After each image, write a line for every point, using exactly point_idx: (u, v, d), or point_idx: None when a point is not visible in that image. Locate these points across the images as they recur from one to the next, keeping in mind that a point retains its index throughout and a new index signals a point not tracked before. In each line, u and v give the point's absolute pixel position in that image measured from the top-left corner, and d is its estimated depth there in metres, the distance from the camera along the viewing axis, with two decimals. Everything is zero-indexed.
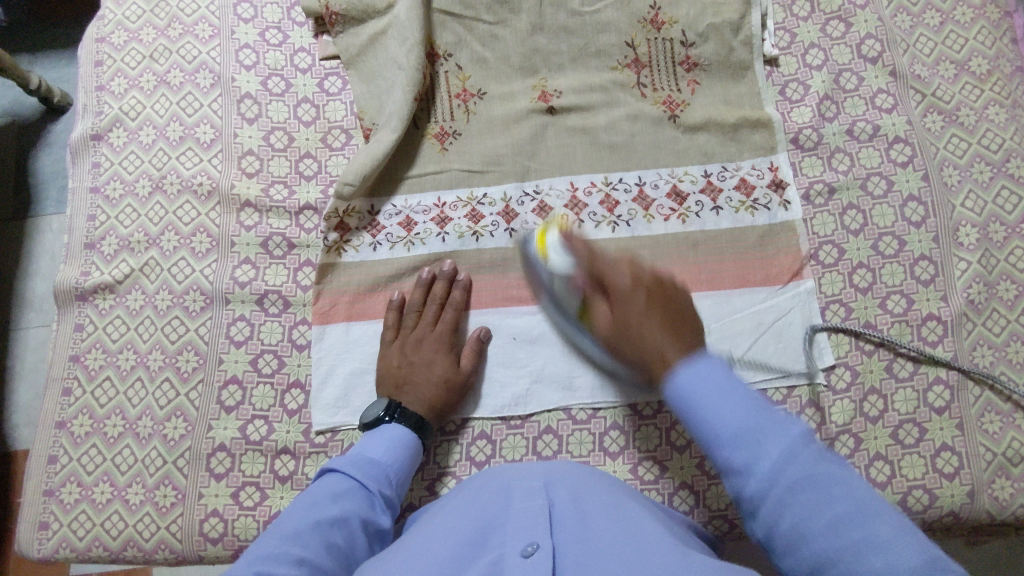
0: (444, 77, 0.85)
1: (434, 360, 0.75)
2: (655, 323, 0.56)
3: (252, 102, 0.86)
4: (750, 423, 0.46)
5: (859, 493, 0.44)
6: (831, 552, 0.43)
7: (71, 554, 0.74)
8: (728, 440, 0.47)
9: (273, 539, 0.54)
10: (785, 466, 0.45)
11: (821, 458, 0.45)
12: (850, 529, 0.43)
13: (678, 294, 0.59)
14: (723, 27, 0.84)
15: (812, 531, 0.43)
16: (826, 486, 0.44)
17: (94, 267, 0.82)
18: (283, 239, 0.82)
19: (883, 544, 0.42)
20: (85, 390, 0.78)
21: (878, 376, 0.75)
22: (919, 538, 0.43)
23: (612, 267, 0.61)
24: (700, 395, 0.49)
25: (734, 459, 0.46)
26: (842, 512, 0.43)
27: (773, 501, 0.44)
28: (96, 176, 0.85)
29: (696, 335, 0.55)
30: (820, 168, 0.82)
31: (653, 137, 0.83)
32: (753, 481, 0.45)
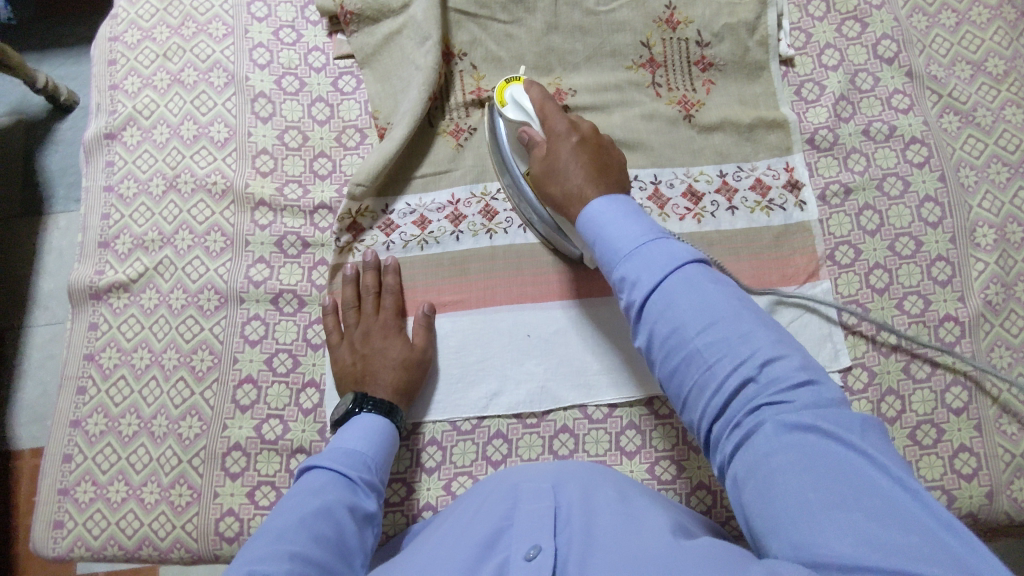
0: (459, 76, 0.85)
1: (386, 344, 0.74)
2: (585, 160, 0.69)
3: (266, 101, 0.86)
4: (646, 246, 0.57)
5: (732, 306, 0.53)
6: (721, 355, 0.51)
7: (86, 553, 0.73)
8: (622, 255, 0.58)
9: (261, 541, 0.53)
10: (674, 282, 0.54)
11: (704, 275, 0.55)
12: (725, 334, 0.52)
13: (608, 155, 0.72)
14: (739, 27, 0.84)
15: (686, 330, 0.53)
16: (704, 294, 0.54)
17: (109, 265, 0.82)
18: (298, 238, 0.82)
19: (751, 349, 0.51)
20: (100, 389, 0.78)
21: (895, 377, 0.74)
22: (773, 339, 0.52)
23: (555, 115, 0.72)
24: (608, 226, 0.60)
25: (628, 273, 0.57)
26: (722, 325, 0.52)
27: (653, 307, 0.55)
28: (110, 174, 0.85)
29: (615, 180, 0.69)
30: (837, 168, 0.82)
31: (668, 136, 0.83)
32: (639, 290, 0.55)
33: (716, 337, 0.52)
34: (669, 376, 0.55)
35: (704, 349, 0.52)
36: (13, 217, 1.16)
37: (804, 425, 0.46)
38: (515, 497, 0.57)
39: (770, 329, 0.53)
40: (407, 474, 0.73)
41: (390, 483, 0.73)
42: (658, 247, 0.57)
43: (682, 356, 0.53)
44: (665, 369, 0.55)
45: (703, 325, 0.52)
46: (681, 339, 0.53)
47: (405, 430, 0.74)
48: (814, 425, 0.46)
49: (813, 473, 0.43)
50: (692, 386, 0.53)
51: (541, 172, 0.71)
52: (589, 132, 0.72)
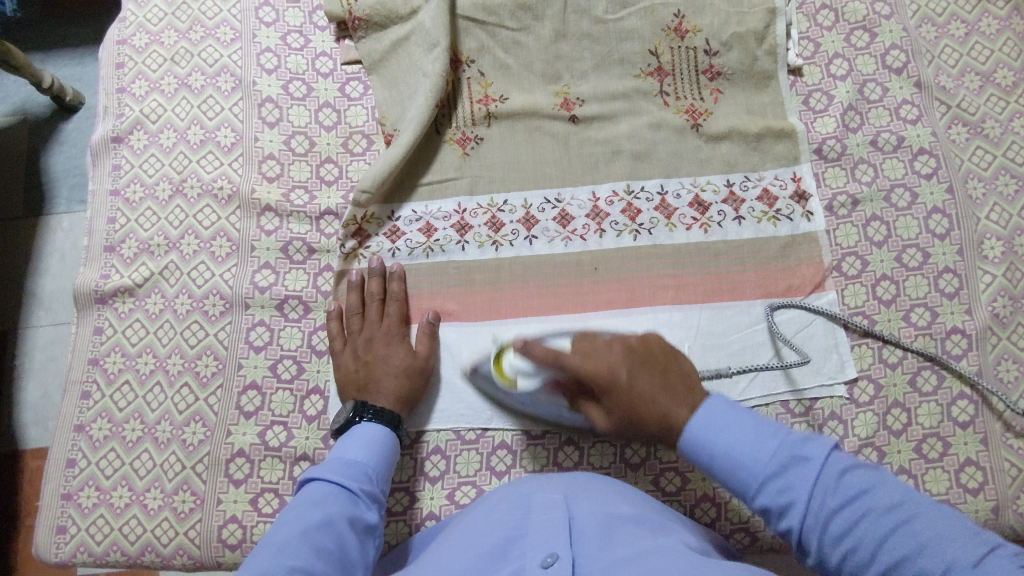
0: (466, 83, 0.85)
1: (390, 352, 0.73)
2: (653, 386, 0.59)
3: (274, 106, 0.86)
4: (779, 460, 0.50)
5: (888, 493, 0.48)
6: (916, 566, 0.44)
7: (89, 558, 0.73)
8: (761, 481, 0.50)
9: (262, 556, 0.52)
10: (822, 488, 0.48)
11: (849, 472, 0.49)
12: (902, 538, 0.45)
13: (656, 355, 0.62)
14: (747, 36, 0.84)
15: (858, 546, 0.46)
16: (854, 495, 0.48)
17: (114, 269, 0.82)
18: (304, 244, 0.82)
19: (938, 545, 0.44)
20: (104, 393, 0.78)
21: (902, 390, 0.74)
22: (943, 518, 0.46)
23: (590, 362, 0.61)
24: (725, 442, 0.53)
25: (772, 502, 0.50)
26: (886, 518, 0.46)
27: (817, 533, 0.48)
28: (117, 178, 0.85)
29: (685, 380, 0.60)
30: (844, 178, 0.82)
31: (676, 146, 0.83)
32: (794, 517, 0.49)
33: (886, 536, 0.46)
34: None
35: (882, 560, 0.46)
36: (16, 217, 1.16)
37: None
38: (518, 511, 0.57)
39: (936, 506, 0.47)
40: (410, 483, 0.73)
41: (393, 492, 0.73)
42: (788, 456, 0.50)
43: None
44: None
45: (876, 541, 0.46)
46: (858, 558, 0.46)
47: (408, 440, 0.74)
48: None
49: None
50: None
51: (619, 426, 0.62)
52: (624, 353, 0.62)
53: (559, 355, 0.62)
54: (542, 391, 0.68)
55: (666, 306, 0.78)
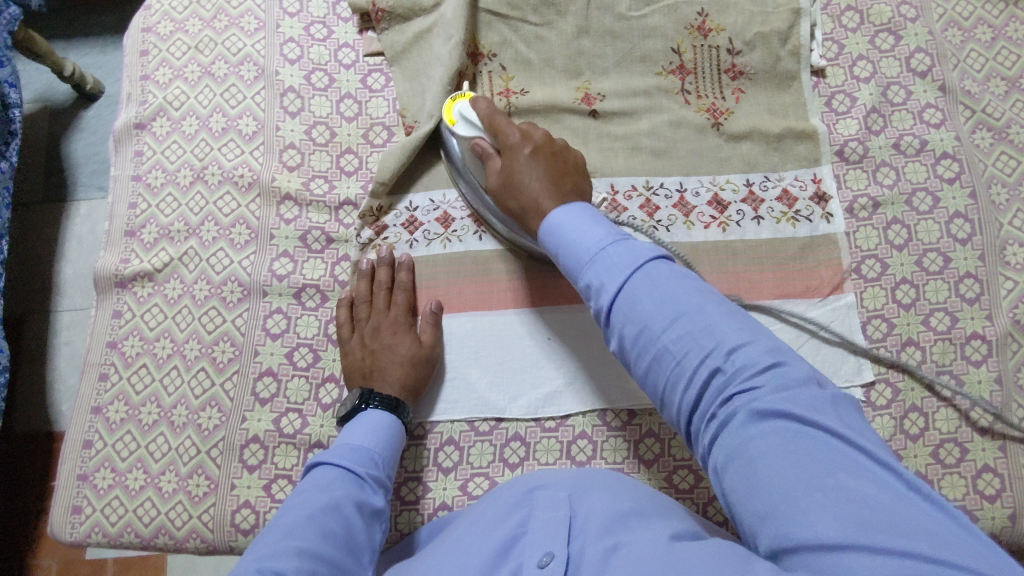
0: (487, 76, 0.85)
1: (395, 340, 0.74)
2: (540, 175, 0.66)
3: (296, 96, 0.87)
4: (606, 245, 0.55)
5: (699, 298, 0.52)
6: (692, 347, 0.50)
7: (103, 539, 0.74)
8: (589, 261, 0.56)
9: (271, 538, 0.54)
10: (638, 279, 0.53)
11: (668, 270, 0.53)
12: (692, 326, 0.50)
13: (567, 162, 0.69)
14: (771, 36, 0.84)
15: (652, 331, 0.51)
16: (666, 286, 0.52)
17: (134, 254, 0.82)
18: (322, 233, 0.82)
19: (719, 334, 0.49)
20: (122, 376, 0.78)
21: (919, 395, 0.73)
22: (740, 326, 0.50)
23: (507, 126, 0.70)
24: (567, 229, 0.59)
25: (593, 279, 0.55)
26: (686, 310, 0.51)
27: (620, 313, 0.53)
28: (138, 164, 0.86)
29: (573, 188, 0.67)
30: (865, 181, 0.81)
31: (696, 144, 0.83)
32: (606, 295, 0.54)
33: (686, 330, 0.50)
34: (642, 376, 0.53)
35: (671, 342, 0.51)
36: (36, 203, 1.17)
37: (788, 421, 0.45)
38: (525, 503, 0.57)
39: (731, 312, 0.51)
40: (422, 473, 0.73)
41: (406, 482, 0.73)
42: (614, 246, 0.55)
43: (653, 353, 0.51)
44: (636, 367, 0.54)
45: (668, 321, 0.51)
46: (651, 339, 0.51)
47: (421, 430, 0.75)
48: (788, 409, 0.45)
49: (798, 468, 0.42)
50: (667, 380, 0.51)
51: (497, 190, 0.69)
52: (543, 139, 0.69)
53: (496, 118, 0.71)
54: (467, 151, 0.74)
55: None
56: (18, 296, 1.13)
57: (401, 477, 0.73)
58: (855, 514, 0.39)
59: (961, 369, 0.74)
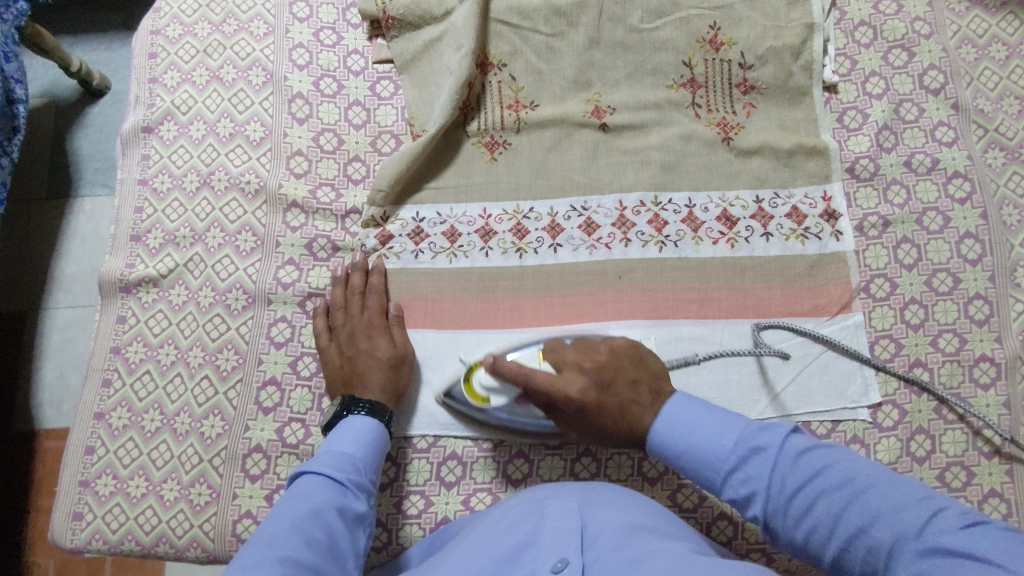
0: (497, 86, 0.85)
1: (372, 343, 0.73)
2: (630, 399, 0.64)
3: (304, 102, 0.86)
4: (738, 452, 0.57)
5: (846, 474, 0.52)
6: (870, 537, 0.49)
7: (103, 546, 0.74)
8: (730, 472, 0.57)
9: (252, 547, 0.53)
10: (777, 476, 0.55)
11: (805, 458, 0.55)
12: (854, 512, 0.50)
13: (622, 364, 0.67)
14: (783, 50, 0.83)
15: (819, 527, 0.51)
16: (812, 478, 0.53)
17: (139, 259, 0.82)
18: (328, 242, 0.82)
19: (888, 516, 0.48)
20: (125, 382, 0.78)
21: (927, 417, 0.73)
22: (906, 494, 0.49)
23: (564, 379, 0.65)
24: (688, 432, 0.60)
25: (739, 492, 0.56)
26: (840, 493, 0.51)
27: (783, 520, 0.54)
28: (145, 168, 0.85)
29: (658, 383, 0.66)
30: (875, 200, 0.81)
31: (706, 159, 0.82)
32: (759, 503, 0.55)
33: (842, 514, 0.50)
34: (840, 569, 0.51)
35: (839, 535, 0.50)
36: (39, 200, 1.16)
37: (964, 561, 0.44)
38: (533, 513, 0.56)
39: (896, 482, 0.51)
40: (425, 488, 0.73)
41: (408, 496, 0.73)
42: (745, 446, 0.57)
43: (833, 549, 0.51)
44: (824, 565, 0.52)
45: (829, 520, 0.51)
46: (820, 532, 0.51)
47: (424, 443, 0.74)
48: (958, 549, 0.44)
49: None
50: (863, 573, 0.49)
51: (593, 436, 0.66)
52: (605, 356, 0.67)
53: (530, 376, 0.65)
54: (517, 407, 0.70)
55: (689, 320, 0.77)
56: (20, 294, 1.12)
57: (403, 490, 0.73)
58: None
59: (968, 392, 0.74)
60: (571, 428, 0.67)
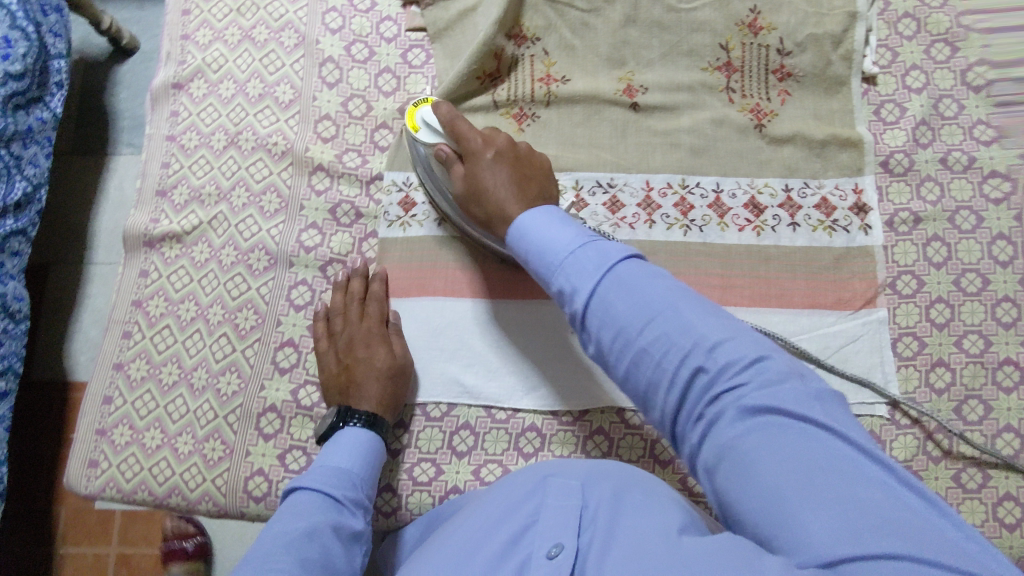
0: (529, 59, 0.84)
1: (371, 353, 0.71)
2: (502, 179, 0.66)
3: (335, 66, 0.86)
4: (579, 250, 0.55)
5: (667, 292, 0.52)
6: (669, 344, 0.49)
7: (117, 494, 0.75)
8: (562, 264, 0.55)
9: (247, 570, 0.52)
10: (609, 279, 0.53)
11: (633, 265, 0.53)
12: (664, 324, 0.50)
13: (530, 166, 0.69)
14: (824, 38, 0.82)
15: (628, 336, 0.51)
16: (639, 286, 0.52)
17: (164, 214, 0.83)
18: (352, 207, 0.81)
19: (692, 333, 0.49)
20: (145, 335, 0.79)
21: (946, 417, 0.72)
22: (715, 322, 0.50)
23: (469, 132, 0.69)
24: (535, 232, 0.58)
25: (565, 282, 0.54)
26: (655, 311, 0.51)
27: (594, 313, 0.52)
28: (174, 124, 0.85)
29: (537, 190, 0.67)
30: (908, 195, 0.79)
31: (736, 145, 0.81)
32: (579, 298, 0.53)
33: (658, 332, 0.50)
34: (625, 376, 0.52)
35: (644, 340, 0.50)
36: (62, 155, 1.17)
37: (784, 421, 0.44)
38: (537, 491, 0.54)
39: (700, 305, 0.51)
40: (436, 456, 0.73)
41: (419, 463, 0.73)
42: (584, 245, 0.55)
43: (631, 356, 0.51)
44: (620, 372, 0.53)
45: (641, 319, 0.51)
46: (626, 341, 0.51)
47: (438, 412, 0.75)
48: (776, 407, 0.45)
49: (797, 467, 0.42)
50: (650, 383, 0.51)
51: (466, 197, 0.68)
52: (505, 145, 0.69)
53: (457, 118, 0.70)
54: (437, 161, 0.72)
55: None
56: (44, 245, 1.13)
57: (414, 458, 0.73)
58: (899, 534, 0.38)
59: (991, 394, 0.73)
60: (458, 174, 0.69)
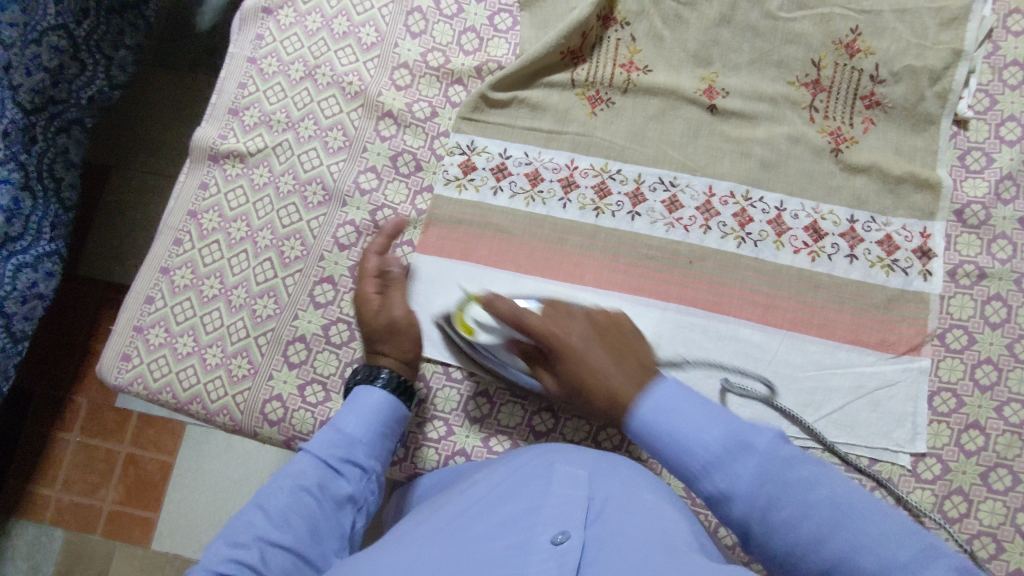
0: (614, 43, 0.83)
1: (362, 311, 0.72)
2: (607, 367, 0.61)
3: (421, 17, 0.86)
4: (725, 442, 0.50)
5: (837, 484, 0.48)
6: (856, 563, 0.44)
7: (143, 391, 0.78)
8: (706, 460, 0.51)
9: (235, 523, 0.58)
10: (766, 475, 0.49)
11: (793, 459, 0.49)
12: (844, 531, 0.45)
13: (620, 339, 0.65)
14: (922, 72, 0.79)
15: (810, 547, 0.46)
16: (802, 476, 0.48)
17: (233, 132, 0.84)
18: (413, 158, 0.82)
19: (876, 543, 0.44)
20: (194, 246, 0.81)
21: (970, 480, 0.70)
22: (890, 516, 0.46)
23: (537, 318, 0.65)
24: (669, 419, 0.53)
25: (718, 484, 0.50)
26: (830, 509, 0.46)
27: (758, 520, 0.48)
28: (257, 47, 0.87)
29: (639, 365, 0.61)
30: (977, 249, 0.77)
31: (808, 165, 0.79)
32: (738, 503, 0.49)
33: (841, 538, 0.45)
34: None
35: (826, 551, 0.45)
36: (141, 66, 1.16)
37: None
38: (540, 477, 0.55)
39: (871, 500, 0.47)
40: (450, 416, 0.74)
41: (432, 419, 0.74)
42: (733, 438, 0.50)
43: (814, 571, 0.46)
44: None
45: (819, 533, 0.46)
46: (803, 553, 0.46)
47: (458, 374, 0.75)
48: None
49: None
50: None
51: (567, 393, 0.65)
52: (588, 327, 0.65)
53: (522, 311, 0.64)
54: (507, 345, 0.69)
55: (749, 322, 0.75)
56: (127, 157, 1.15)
57: (429, 413, 0.74)
58: None
59: (1021, 467, 0.70)
60: (548, 377, 0.67)
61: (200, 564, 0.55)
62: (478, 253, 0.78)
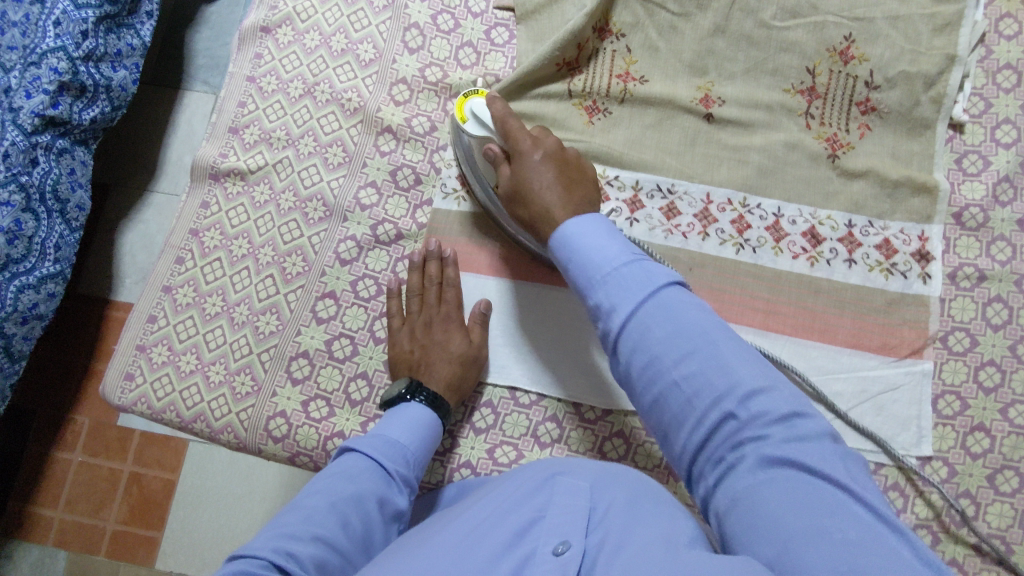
0: (610, 54, 0.83)
1: (445, 337, 0.73)
2: (548, 178, 0.65)
3: (418, 33, 0.87)
4: (626, 266, 0.54)
5: (712, 323, 0.52)
6: (706, 384, 0.49)
7: (147, 410, 0.78)
8: (605, 278, 0.54)
9: (291, 517, 0.55)
10: (654, 307, 0.52)
11: (680, 295, 0.53)
12: (706, 361, 0.50)
13: (576, 172, 0.67)
14: (916, 77, 0.79)
15: (662, 366, 0.51)
16: (683, 313, 0.52)
17: (233, 151, 0.85)
18: (412, 172, 0.82)
19: (733, 374, 0.49)
20: (196, 264, 0.82)
21: (977, 483, 0.70)
22: (758, 367, 0.50)
23: (521, 131, 0.67)
24: (582, 241, 0.57)
25: (605, 299, 0.54)
26: (700, 345, 0.50)
27: (631, 334, 0.52)
28: (256, 66, 0.88)
29: (585, 199, 0.65)
30: (976, 251, 0.77)
31: (806, 171, 0.79)
32: (618, 318, 0.53)
33: (696, 367, 0.50)
34: (653, 403, 0.52)
35: (687, 387, 0.50)
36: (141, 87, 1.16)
37: (794, 470, 0.46)
38: (541, 485, 0.54)
39: (736, 342, 0.52)
40: (455, 428, 0.74)
41: None
42: (633, 265, 0.54)
43: (660, 389, 0.51)
44: (652, 398, 0.52)
45: (677, 354, 0.50)
46: (657, 374, 0.51)
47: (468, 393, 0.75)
48: (796, 459, 0.46)
49: (812, 526, 0.42)
50: (677, 415, 0.50)
51: (509, 197, 0.68)
52: (557, 149, 0.67)
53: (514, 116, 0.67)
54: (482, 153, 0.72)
55: (750, 328, 0.75)
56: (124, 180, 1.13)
57: None
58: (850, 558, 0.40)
59: None
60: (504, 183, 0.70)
61: (249, 549, 0.51)
62: (471, 263, 0.78)
